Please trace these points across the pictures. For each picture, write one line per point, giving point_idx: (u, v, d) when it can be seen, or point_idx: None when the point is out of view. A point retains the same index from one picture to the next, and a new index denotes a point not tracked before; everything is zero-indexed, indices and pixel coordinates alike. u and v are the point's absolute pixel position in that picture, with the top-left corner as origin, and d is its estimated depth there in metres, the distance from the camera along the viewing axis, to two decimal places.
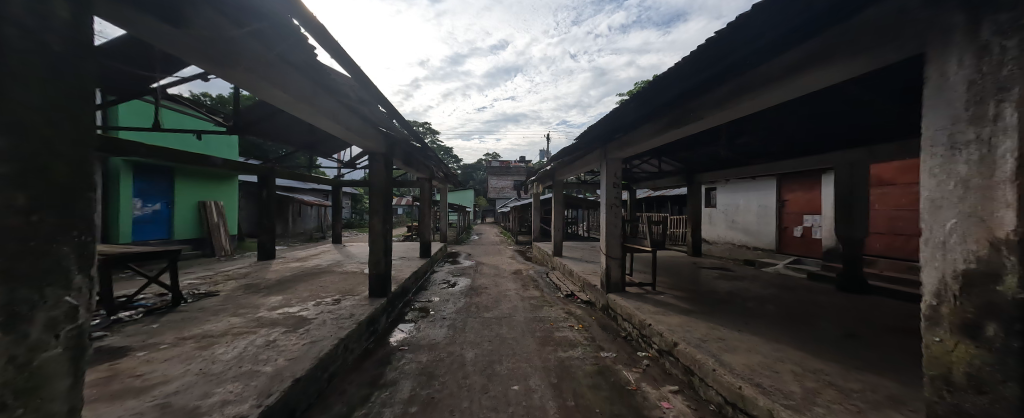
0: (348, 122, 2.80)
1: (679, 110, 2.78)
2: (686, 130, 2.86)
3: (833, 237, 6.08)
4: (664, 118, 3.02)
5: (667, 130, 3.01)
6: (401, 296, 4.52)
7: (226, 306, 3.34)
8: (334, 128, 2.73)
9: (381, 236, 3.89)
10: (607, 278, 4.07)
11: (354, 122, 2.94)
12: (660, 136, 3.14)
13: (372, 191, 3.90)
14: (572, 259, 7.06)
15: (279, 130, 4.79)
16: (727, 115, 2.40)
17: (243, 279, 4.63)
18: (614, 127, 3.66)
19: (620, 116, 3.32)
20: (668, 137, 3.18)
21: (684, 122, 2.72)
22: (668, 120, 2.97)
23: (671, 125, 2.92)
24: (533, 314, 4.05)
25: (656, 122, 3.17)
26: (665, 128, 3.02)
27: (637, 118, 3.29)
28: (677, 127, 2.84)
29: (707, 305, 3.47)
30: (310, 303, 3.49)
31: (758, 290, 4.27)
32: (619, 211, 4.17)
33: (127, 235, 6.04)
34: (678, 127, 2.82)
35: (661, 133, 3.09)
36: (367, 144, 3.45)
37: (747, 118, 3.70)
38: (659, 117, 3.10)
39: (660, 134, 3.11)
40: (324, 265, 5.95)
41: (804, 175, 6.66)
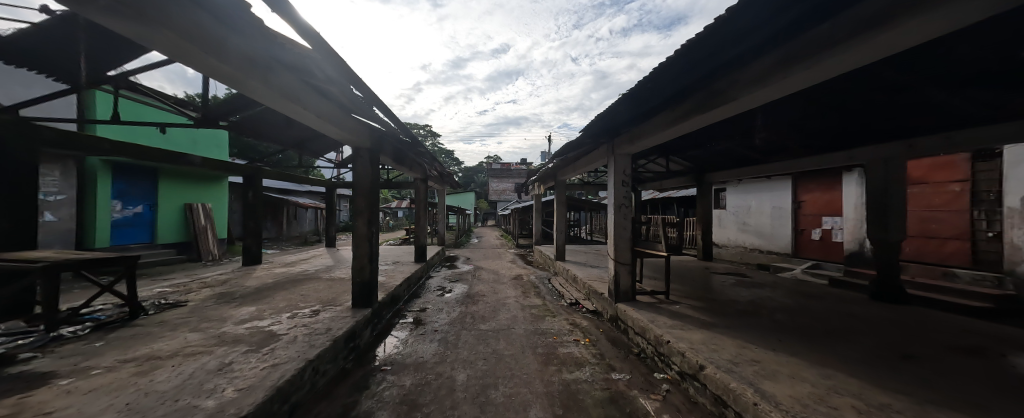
0: (321, 110, 2.47)
1: (704, 93, 2.42)
2: (710, 117, 2.50)
3: (856, 239, 5.67)
4: (683, 105, 2.67)
5: (686, 120, 2.65)
6: (390, 306, 4.14)
7: (190, 318, 2.98)
8: (305, 117, 2.39)
9: (366, 240, 3.52)
10: (616, 286, 3.69)
11: (326, 108, 2.56)
12: (676, 126, 2.79)
13: (357, 190, 3.53)
14: (575, 263, 6.67)
15: (260, 124, 4.45)
16: (766, 94, 2.05)
17: (219, 287, 4.26)
18: (622, 118, 3.30)
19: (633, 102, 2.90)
20: (685, 128, 2.83)
21: (709, 107, 2.37)
22: (688, 108, 2.61)
23: (692, 113, 2.57)
24: (534, 326, 3.66)
25: (673, 111, 2.81)
26: (685, 116, 2.66)
27: (650, 107, 2.94)
28: (699, 114, 2.49)
29: (731, 318, 3.07)
30: (284, 315, 3.12)
31: (782, 299, 3.87)
32: (628, 212, 3.77)
33: (105, 239, 5.71)
34: (701, 114, 2.47)
35: (678, 124, 2.74)
36: (347, 137, 3.09)
37: (773, 108, 3.33)
38: (676, 104, 2.75)
39: (677, 124, 2.75)
40: (312, 270, 5.59)
41: (823, 174, 6.25)
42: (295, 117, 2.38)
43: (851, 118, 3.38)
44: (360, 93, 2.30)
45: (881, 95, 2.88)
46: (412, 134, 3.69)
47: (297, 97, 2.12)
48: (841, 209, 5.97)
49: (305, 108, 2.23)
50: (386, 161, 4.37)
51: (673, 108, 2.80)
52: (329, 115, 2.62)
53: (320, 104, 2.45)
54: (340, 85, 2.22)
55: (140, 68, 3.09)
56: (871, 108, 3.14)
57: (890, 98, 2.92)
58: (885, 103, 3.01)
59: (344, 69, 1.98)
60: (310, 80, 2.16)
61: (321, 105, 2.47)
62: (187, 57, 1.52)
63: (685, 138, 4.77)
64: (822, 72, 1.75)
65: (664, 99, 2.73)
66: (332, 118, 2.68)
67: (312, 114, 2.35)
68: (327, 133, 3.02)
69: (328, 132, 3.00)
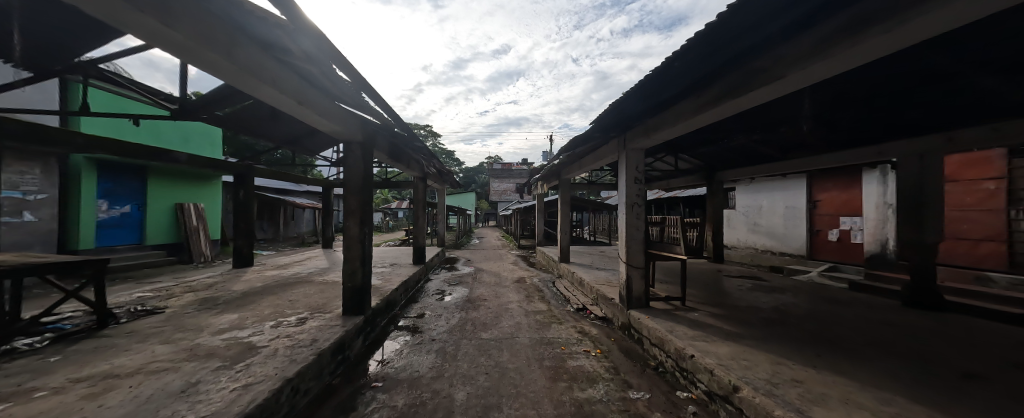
0: (303, 95, 2.18)
1: (741, 74, 2.10)
2: (747, 101, 2.18)
3: (878, 241, 5.39)
4: (712, 90, 2.36)
5: (715, 106, 2.34)
6: (384, 312, 3.87)
7: (164, 328, 2.72)
8: (283, 101, 2.10)
9: (358, 241, 3.24)
10: (628, 292, 3.42)
11: (310, 95, 2.29)
12: (700, 115, 2.51)
13: (348, 187, 3.27)
14: (580, 266, 6.39)
15: (248, 121, 4.20)
16: (817, 72, 1.73)
17: (203, 291, 4.00)
18: (641, 107, 3.00)
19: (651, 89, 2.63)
20: (712, 116, 2.52)
21: (746, 89, 2.06)
22: (718, 92, 2.30)
23: (724, 98, 2.26)
24: (539, 335, 3.39)
25: (700, 97, 2.50)
26: (714, 102, 2.35)
27: (674, 92, 2.63)
28: (733, 99, 2.18)
29: (758, 328, 2.80)
30: (267, 324, 2.85)
31: (808, 305, 3.59)
32: (641, 211, 3.49)
33: (89, 240, 5.48)
34: (735, 99, 2.15)
35: (705, 111, 2.43)
36: (337, 128, 2.83)
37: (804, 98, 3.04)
38: (705, 88, 2.44)
39: (704, 111, 2.45)
40: (304, 273, 5.32)
41: (840, 172, 5.97)
42: (271, 100, 2.09)
43: (889, 108, 3.09)
44: (345, 74, 2.01)
45: (929, 82, 2.58)
46: (409, 127, 3.41)
47: (269, 75, 1.82)
48: (860, 208, 5.69)
49: (280, 89, 1.93)
50: (381, 157, 4.11)
51: (700, 93, 2.50)
52: (312, 101, 2.33)
53: (302, 88, 2.17)
54: (321, 64, 1.92)
55: (111, 56, 2.85)
56: (914, 96, 2.84)
57: (937, 86, 2.63)
58: (933, 91, 2.71)
59: (322, 44, 1.67)
60: (285, 56, 1.85)
61: (303, 90, 2.19)
62: (133, 28, 1.26)
63: (700, 133, 4.48)
64: (887, 46, 1.42)
65: (690, 82, 2.42)
66: (316, 105, 2.39)
67: (290, 98, 2.05)
68: (314, 123, 2.74)
69: (313, 122, 2.72)
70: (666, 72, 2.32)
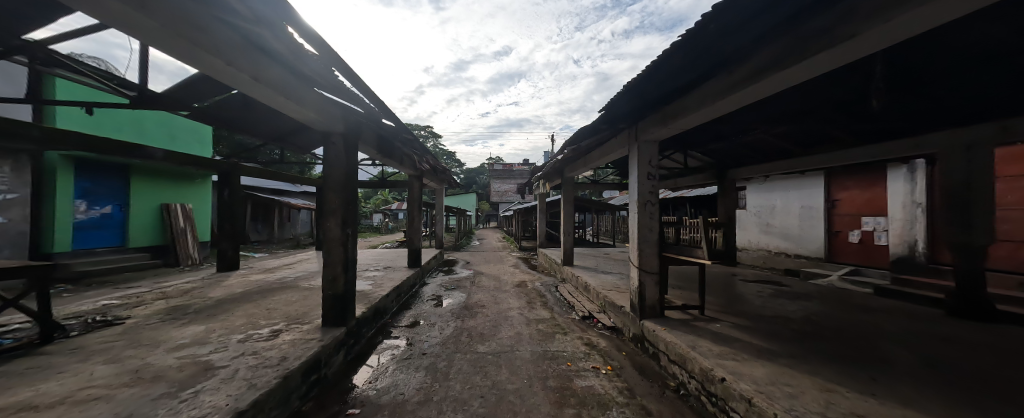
0: (261, 71, 1.81)
1: (784, 42, 1.71)
2: (792, 74, 1.79)
3: (905, 242, 5.01)
4: (749, 64, 1.97)
5: (752, 83, 1.95)
6: (371, 321, 3.52)
7: (116, 343, 2.39)
8: (235, 77, 1.73)
9: (340, 245, 2.91)
10: (641, 300, 3.07)
11: (270, 71, 1.91)
12: (734, 96, 2.13)
13: (327, 184, 2.93)
14: (585, 269, 6.05)
15: (228, 116, 3.91)
16: (896, 33, 1.35)
17: (176, 299, 3.67)
18: (658, 91, 2.64)
19: (675, 67, 2.23)
20: (747, 95, 2.13)
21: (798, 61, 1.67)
22: (756, 66, 1.91)
23: (764, 72, 1.86)
24: (542, 348, 3.04)
25: (732, 74, 2.11)
26: (751, 78, 1.96)
27: (700, 71, 2.26)
28: (774, 73, 1.79)
29: (793, 343, 2.44)
30: (234, 339, 2.51)
31: (842, 315, 3.23)
32: (654, 210, 3.15)
33: (66, 243, 5.19)
34: (776, 73, 1.77)
35: (739, 90, 2.05)
36: (310, 115, 2.47)
37: (841, 84, 2.68)
38: (738, 63, 2.06)
39: (737, 90, 2.06)
40: (291, 277, 5.00)
41: (862, 170, 5.61)
42: (217, 74, 1.71)
43: (938, 94, 2.72)
44: (306, 40, 1.64)
45: (999, 62, 2.20)
46: (397, 116, 3.07)
47: (207, 41, 1.44)
48: (885, 208, 5.32)
49: (224, 59, 1.55)
50: (370, 153, 3.81)
51: (731, 69, 2.11)
52: (276, 80, 1.97)
53: (257, 63, 1.79)
54: (272, 26, 1.54)
55: (62, 35, 2.56)
56: (980, 78, 2.44)
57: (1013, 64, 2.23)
58: (995, 73, 2.34)
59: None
60: (226, 16, 1.47)
61: (259, 65, 1.81)
62: None
63: (715, 126, 4.14)
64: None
65: (721, 56, 2.05)
66: (281, 85, 2.03)
67: (241, 72, 1.68)
68: (283, 109, 2.39)
69: (283, 109, 2.36)
70: (699, 44, 1.92)
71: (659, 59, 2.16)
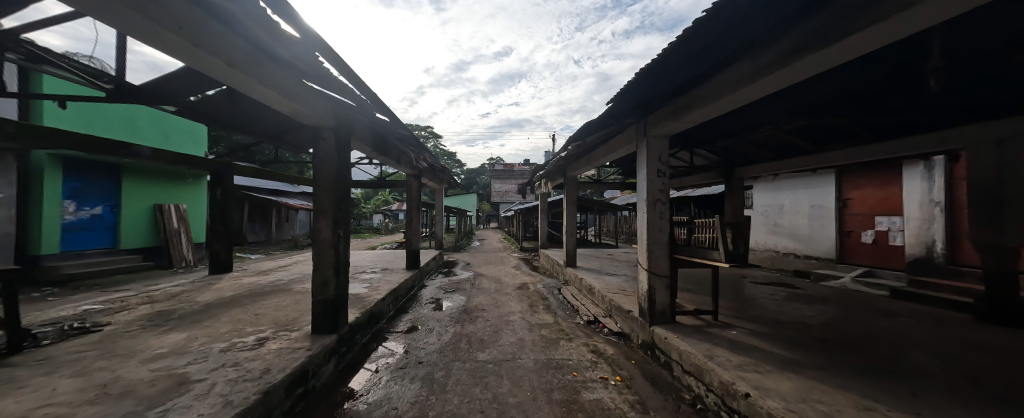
0: (235, 54, 1.62)
1: (822, 19, 1.51)
2: (829, 56, 1.58)
3: (922, 243, 4.81)
4: (778, 47, 1.77)
5: (781, 67, 1.75)
6: (366, 327, 3.35)
7: (87, 354, 2.21)
8: (204, 60, 1.53)
9: (330, 247, 2.72)
10: (651, 305, 2.89)
11: (247, 55, 1.71)
12: (761, 83, 1.93)
13: (317, 182, 2.75)
14: (588, 270, 5.87)
15: (217, 112, 3.75)
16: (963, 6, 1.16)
17: (161, 303, 3.50)
18: (676, 78, 2.44)
19: (695, 49, 2.03)
20: (776, 81, 1.93)
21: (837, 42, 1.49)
22: (787, 48, 1.71)
23: (797, 54, 1.66)
24: (545, 356, 2.86)
25: (759, 59, 1.91)
26: (781, 62, 1.76)
27: (723, 54, 2.06)
28: (808, 55, 1.59)
29: (817, 353, 2.26)
30: (216, 348, 2.34)
31: (864, 321, 3.05)
32: (665, 209, 2.97)
33: (54, 244, 5.03)
34: (809, 56, 1.57)
35: (766, 75, 1.85)
36: (297, 108, 2.28)
37: (867, 72, 2.49)
38: (766, 46, 1.85)
39: (765, 76, 1.87)
40: (284, 280, 4.82)
41: (875, 168, 5.43)
42: (186, 57, 1.51)
43: (976, 84, 2.52)
44: (285, 19, 1.45)
45: None
46: (390, 110, 2.91)
47: (170, 18, 1.24)
48: (900, 207, 5.12)
49: (192, 39, 1.35)
50: (365, 150, 3.65)
51: (758, 52, 1.92)
52: (254, 65, 1.77)
53: (232, 45, 1.60)
54: (246, 3, 1.36)
55: (31, 24, 2.40)
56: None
57: None
58: None
59: None
60: None
61: (235, 49, 1.62)
62: None
63: (725, 121, 3.95)
64: None
65: (748, 37, 1.84)
66: (260, 72, 1.83)
67: (213, 55, 1.48)
68: (266, 101, 2.20)
69: (266, 100, 2.17)
70: (726, 24, 1.71)
71: (677, 41, 1.95)
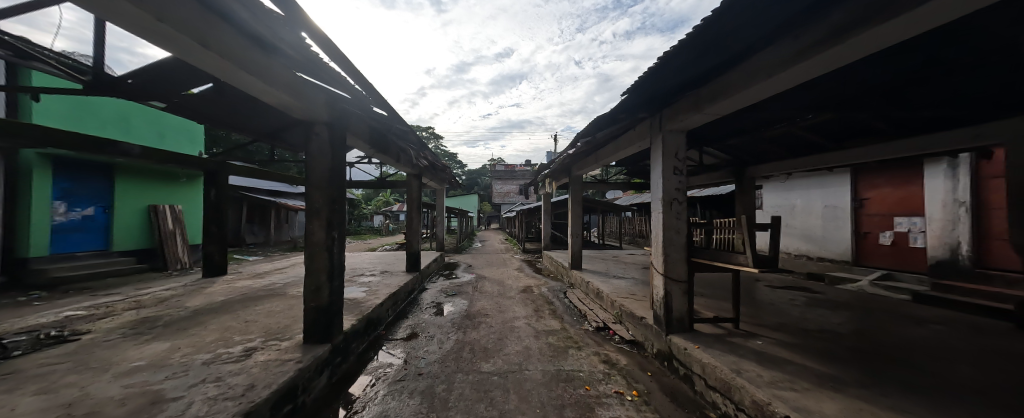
0: (210, 33, 1.42)
1: None
2: (890, 31, 1.37)
3: (945, 244, 4.58)
4: (824, 24, 1.56)
5: (829, 46, 1.53)
6: (363, 334, 3.15)
7: (56, 367, 2.02)
8: (174, 38, 1.32)
9: (325, 250, 2.53)
10: (667, 312, 2.70)
11: (225, 35, 1.51)
12: (803, 65, 1.72)
13: (310, 181, 2.55)
14: (594, 273, 5.68)
15: (209, 107, 3.57)
16: None
17: (148, 309, 3.33)
18: (700, 65, 2.23)
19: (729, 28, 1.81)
20: (821, 63, 1.71)
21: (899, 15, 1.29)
22: (837, 23, 1.49)
23: (849, 30, 1.45)
24: (554, 367, 2.67)
25: (801, 38, 1.71)
26: (829, 40, 1.55)
27: (755, 36, 1.85)
28: (865, 30, 1.37)
29: (856, 367, 2.05)
30: (198, 360, 2.16)
31: (896, 329, 2.84)
32: (682, 209, 2.77)
33: (43, 246, 4.87)
34: (865, 31, 1.36)
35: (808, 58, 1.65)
36: (286, 99, 2.08)
37: (910, 58, 2.29)
38: (809, 24, 1.65)
39: (809, 57, 1.66)
40: (280, 284, 4.64)
41: (893, 166, 5.23)
42: (151, 34, 1.31)
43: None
44: None
45: None
46: (389, 104, 2.73)
47: None
48: (921, 207, 4.92)
49: (156, 13, 1.14)
50: (364, 148, 3.47)
51: (801, 31, 1.70)
52: (234, 47, 1.58)
53: (208, 22, 1.39)
54: None
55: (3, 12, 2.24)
56: None
57: None
58: None
59: None
60: None
61: (210, 27, 1.41)
62: None
63: (740, 118, 3.77)
64: None
65: (789, 14, 1.63)
66: (242, 56, 1.64)
67: (183, 33, 1.28)
68: (251, 90, 2.01)
69: (251, 89, 1.98)
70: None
71: (709, 18, 1.74)
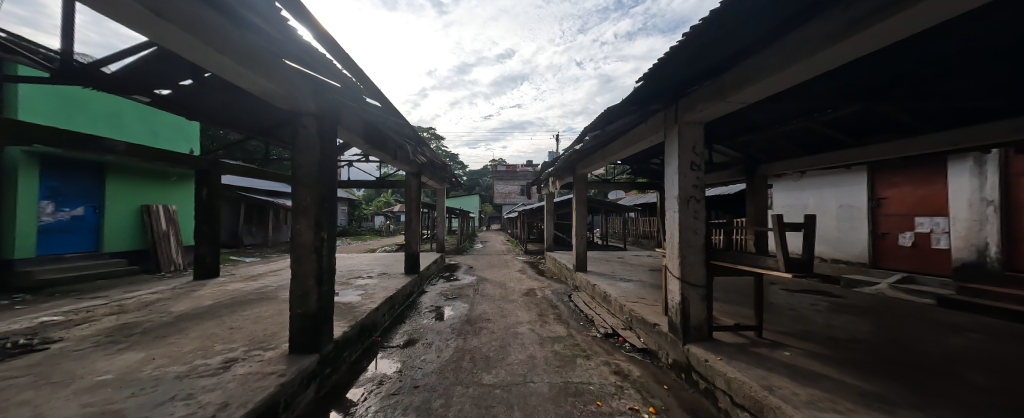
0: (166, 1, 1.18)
1: None
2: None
3: (973, 246, 4.34)
4: None
5: (883, 18, 1.29)
6: (356, 342, 2.95)
7: (10, 382, 1.83)
8: (125, 7, 1.11)
9: (313, 252, 2.33)
10: (685, 320, 2.48)
11: (189, 8, 1.29)
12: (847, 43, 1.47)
13: (296, 178, 2.35)
14: (600, 276, 5.46)
15: (196, 102, 3.39)
16: None
17: (131, 314, 3.15)
18: (724, 48, 2.01)
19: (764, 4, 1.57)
20: (869, 40, 1.47)
21: None
22: None
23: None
24: (561, 379, 2.45)
25: (847, 11, 1.44)
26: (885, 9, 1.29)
27: (790, 12, 1.61)
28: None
29: (902, 384, 1.83)
30: (171, 374, 1.96)
31: (933, 338, 2.61)
32: (699, 208, 2.56)
33: (30, 247, 4.72)
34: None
35: (858, 31, 1.40)
36: (268, 86, 1.88)
37: (960, 41, 2.05)
38: None
39: (858, 31, 1.39)
40: (272, 287, 4.45)
41: (914, 163, 5.00)
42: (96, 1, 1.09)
43: None
44: None
45: None
46: (383, 95, 2.54)
47: None
48: (945, 207, 4.68)
49: None
50: (358, 143, 3.28)
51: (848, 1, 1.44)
52: (199, 22, 1.35)
53: None
54: None
55: None
56: None
57: None
58: None
59: None
60: None
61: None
62: None
63: (756, 113, 3.55)
64: None
65: None
66: (208, 29, 1.41)
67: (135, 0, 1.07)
68: (228, 76, 1.81)
69: (227, 75, 1.78)
70: None
71: None
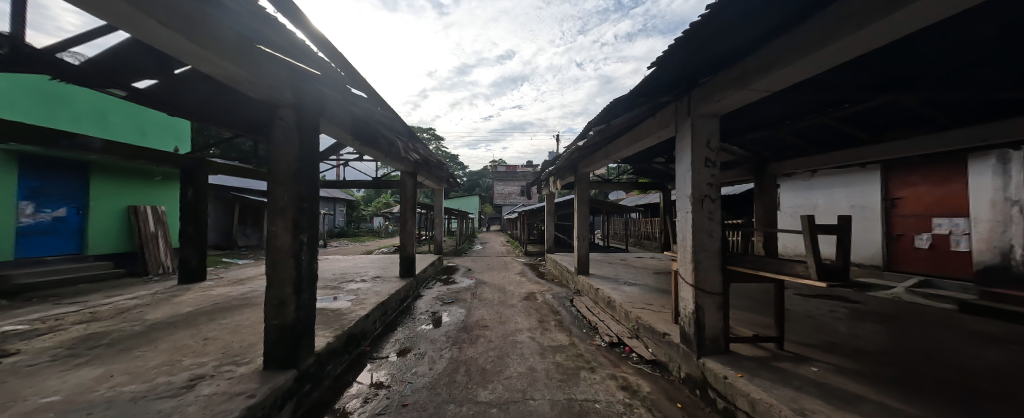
0: None
1: None
2: None
3: (997, 247, 4.12)
4: None
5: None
6: (341, 353, 2.73)
7: None
8: None
9: (291, 257, 2.12)
10: (699, 330, 2.27)
11: None
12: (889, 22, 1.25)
13: (271, 175, 2.14)
14: (603, 279, 5.25)
15: (171, 96, 3.18)
16: None
17: (101, 322, 2.94)
18: (750, 30, 1.78)
19: None
20: (914, 18, 1.26)
21: None
22: None
23: None
24: (564, 396, 2.24)
25: None
26: None
27: None
28: None
29: (951, 407, 1.60)
30: (126, 394, 1.75)
31: (970, 351, 2.38)
32: (714, 208, 2.34)
33: (8, 250, 4.53)
34: None
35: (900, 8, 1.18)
36: (242, 75, 1.68)
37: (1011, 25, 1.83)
38: None
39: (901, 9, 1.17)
40: (259, 291, 4.24)
41: (932, 162, 4.78)
42: None
43: None
44: None
45: None
46: (369, 87, 2.35)
47: None
48: (966, 207, 4.45)
49: None
50: (345, 139, 3.07)
51: None
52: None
53: None
54: None
55: None
56: None
57: None
58: None
59: None
60: None
61: None
62: None
63: (769, 107, 3.34)
64: None
65: None
66: (168, 6, 1.19)
67: None
68: (194, 63, 1.59)
69: (193, 61, 1.56)
70: None
71: None
